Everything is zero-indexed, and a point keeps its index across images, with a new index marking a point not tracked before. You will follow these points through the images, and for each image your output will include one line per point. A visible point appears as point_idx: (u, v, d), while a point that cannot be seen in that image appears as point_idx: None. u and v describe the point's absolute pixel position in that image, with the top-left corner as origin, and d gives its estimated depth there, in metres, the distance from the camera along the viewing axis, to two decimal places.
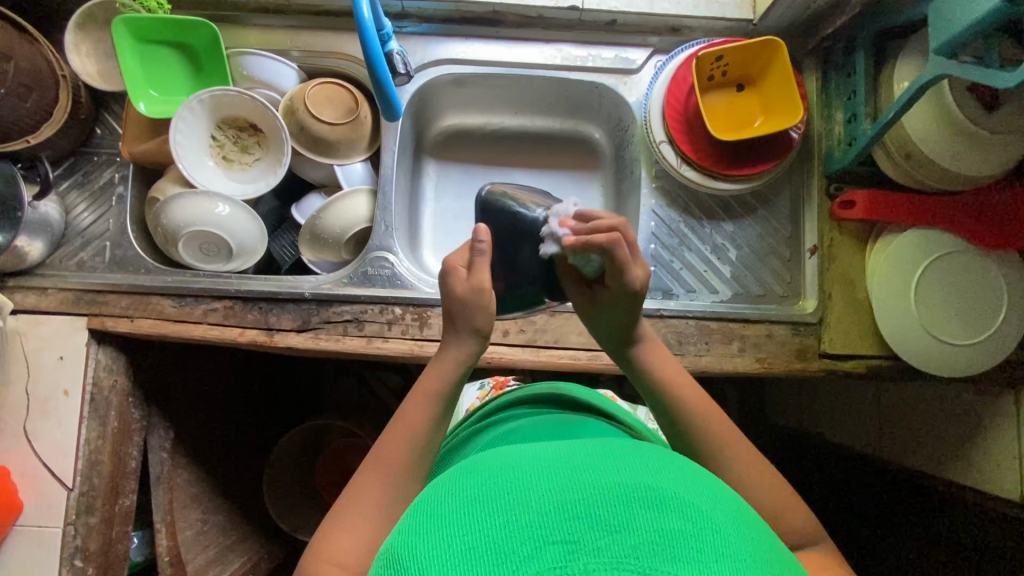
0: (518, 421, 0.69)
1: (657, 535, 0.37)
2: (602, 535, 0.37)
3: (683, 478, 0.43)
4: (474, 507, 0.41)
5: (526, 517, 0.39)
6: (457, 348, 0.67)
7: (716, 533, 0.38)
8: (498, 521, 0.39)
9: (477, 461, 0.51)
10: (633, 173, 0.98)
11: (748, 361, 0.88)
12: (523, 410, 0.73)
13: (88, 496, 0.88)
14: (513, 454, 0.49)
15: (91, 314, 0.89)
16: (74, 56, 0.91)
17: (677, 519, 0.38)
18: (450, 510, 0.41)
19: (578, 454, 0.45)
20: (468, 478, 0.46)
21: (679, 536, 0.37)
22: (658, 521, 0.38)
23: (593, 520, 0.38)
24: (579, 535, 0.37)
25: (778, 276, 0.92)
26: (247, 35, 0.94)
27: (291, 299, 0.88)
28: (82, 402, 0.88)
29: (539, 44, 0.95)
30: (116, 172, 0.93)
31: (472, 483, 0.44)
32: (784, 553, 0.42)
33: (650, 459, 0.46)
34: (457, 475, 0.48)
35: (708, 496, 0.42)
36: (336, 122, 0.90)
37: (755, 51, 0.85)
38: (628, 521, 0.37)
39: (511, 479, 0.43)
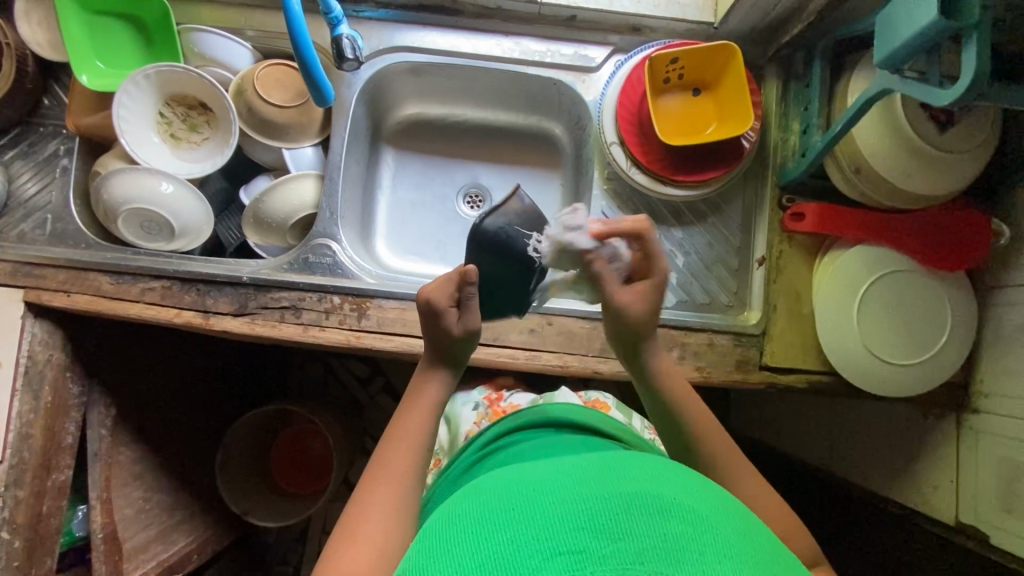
0: (518, 445, 0.71)
1: (659, 540, 0.40)
2: (607, 543, 0.39)
3: (676, 483, 0.46)
4: (482, 526, 0.43)
5: (535, 528, 0.41)
6: (432, 382, 0.69)
7: (714, 536, 0.41)
8: (506, 536, 0.41)
9: (481, 480, 0.53)
10: (588, 173, 0.96)
11: (688, 370, 0.87)
12: (516, 437, 0.74)
13: (17, 469, 0.87)
14: (513, 473, 0.51)
15: (28, 287, 0.88)
16: (23, 24, 0.89)
17: (676, 526, 0.41)
18: (463, 530, 0.43)
19: (578, 467, 0.48)
20: (475, 498, 0.48)
21: (681, 543, 0.40)
22: (658, 528, 0.41)
23: (598, 529, 0.40)
24: (586, 545, 0.39)
25: (724, 285, 0.91)
26: (200, 11, 0.93)
27: (229, 282, 0.87)
28: (15, 374, 0.87)
29: (498, 36, 0.93)
30: (62, 144, 0.92)
31: (480, 502, 0.46)
32: (776, 543, 0.46)
33: (646, 468, 0.48)
34: (462, 496, 0.49)
35: (703, 500, 0.45)
36: (284, 105, 0.89)
37: (711, 55, 0.83)
38: (632, 530, 0.40)
39: (513, 496, 0.45)
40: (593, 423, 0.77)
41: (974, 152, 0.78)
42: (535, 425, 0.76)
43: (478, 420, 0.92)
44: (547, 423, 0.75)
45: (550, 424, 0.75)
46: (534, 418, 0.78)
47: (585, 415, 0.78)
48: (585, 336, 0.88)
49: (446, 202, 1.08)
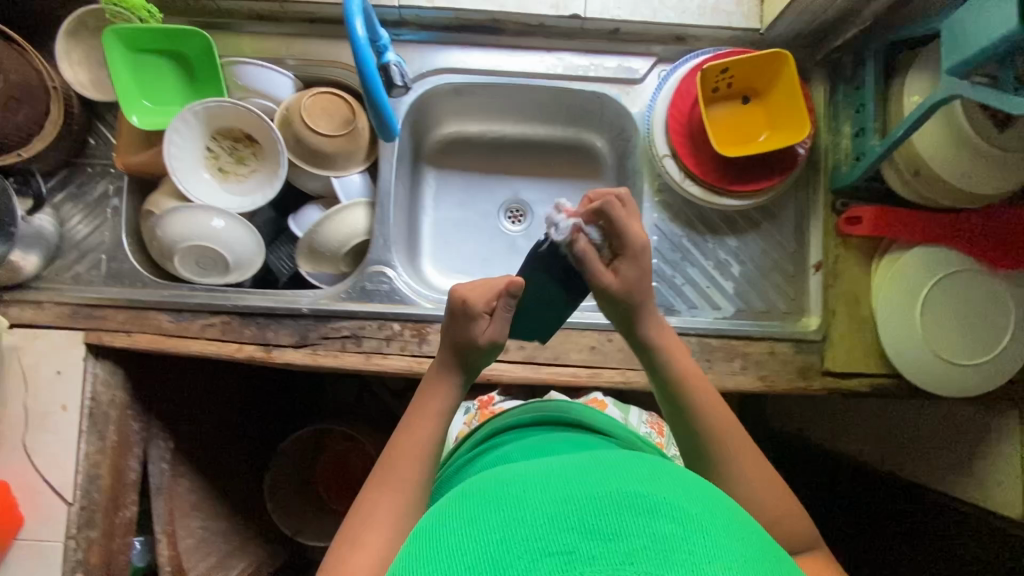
0: (508, 445, 0.67)
1: (649, 540, 0.37)
2: (597, 543, 0.37)
3: (673, 482, 0.44)
4: (470, 527, 0.41)
5: (522, 532, 0.39)
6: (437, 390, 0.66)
7: (711, 538, 0.38)
8: (495, 538, 0.39)
9: (479, 478, 0.52)
10: (635, 185, 0.96)
11: (750, 379, 0.87)
12: (515, 434, 0.71)
13: (88, 510, 0.88)
14: (509, 472, 0.49)
15: (88, 329, 0.88)
16: (65, 65, 0.88)
17: (670, 526, 0.38)
18: (452, 531, 0.42)
19: (573, 467, 0.46)
20: (468, 497, 0.47)
21: (676, 542, 0.37)
22: (648, 527, 0.38)
23: (590, 530, 0.38)
24: (575, 545, 0.37)
25: (781, 292, 0.91)
26: (242, 43, 0.92)
27: (289, 315, 0.87)
28: (80, 417, 0.87)
29: (539, 52, 0.92)
30: (111, 183, 0.92)
31: (472, 502, 0.45)
32: (782, 550, 0.42)
33: (646, 468, 0.46)
34: (456, 496, 0.48)
35: (700, 501, 0.42)
36: (332, 134, 0.88)
37: (763, 63, 0.82)
38: (623, 529, 0.38)
39: (505, 497, 0.44)
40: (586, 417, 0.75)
41: None
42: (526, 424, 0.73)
43: (467, 421, 0.93)
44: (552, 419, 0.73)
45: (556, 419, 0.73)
46: (529, 414, 0.75)
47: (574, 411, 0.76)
48: None
49: (489, 219, 1.07)
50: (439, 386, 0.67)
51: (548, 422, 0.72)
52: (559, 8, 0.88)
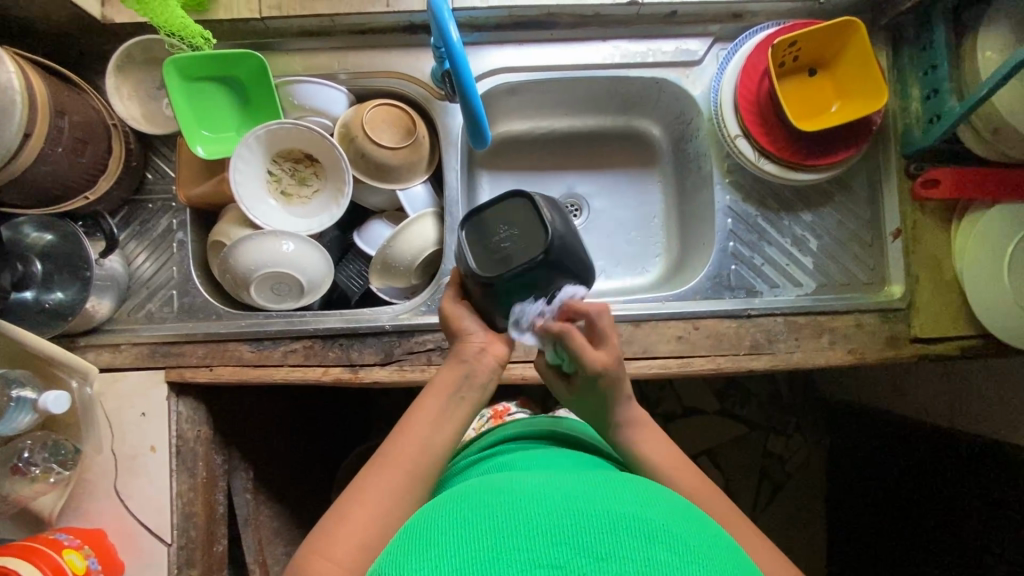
0: (510, 455, 0.63)
1: (644, 564, 0.37)
2: (591, 562, 0.37)
3: (672, 511, 0.43)
4: (461, 526, 0.40)
5: (512, 535, 0.39)
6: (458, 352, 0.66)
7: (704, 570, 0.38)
8: (485, 541, 0.38)
9: (469, 484, 0.50)
10: (701, 168, 0.95)
11: (841, 354, 0.87)
12: (517, 444, 0.67)
13: (186, 549, 0.87)
14: (502, 480, 0.48)
15: (168, 367, 0.87)
16: (117, 101, 0.86)
17: (666, 553, 0.38)
18: (439, 530, 0.41)
19: (570, 482, 0.45)
20: (462, 499, 0.45)
21: (668, 566, 0.37)
22: (643, 552, 0.37)
23: (586, 548, 0.37)
24: (566, 562, 0.37)
25: (861, 263, 0.90)
26: (293, 62, 0.90)
27: (371, 333, 0.86)
28: (169, 456, 0.86)
29: (596, 43, 0.91)
30: (174, 218, 0.90)
31: (466, 504, 0.44)
32: None
33: (638, 491, 0.45)
34: (446, 499, 0.47)
35: (693, 531, 0.42)
36: (397, 146, 0.87)
37: (832, 32, 0.81)
38: (617, 550, 0.37)
39: (497, 500, 0.43)
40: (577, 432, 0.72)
41: None
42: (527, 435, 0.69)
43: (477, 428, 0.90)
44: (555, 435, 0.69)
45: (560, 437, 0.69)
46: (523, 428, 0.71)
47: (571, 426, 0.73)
48: (732, 335, 0.87)
49: None
50: (456, 367, 0.65)
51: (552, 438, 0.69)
52: None
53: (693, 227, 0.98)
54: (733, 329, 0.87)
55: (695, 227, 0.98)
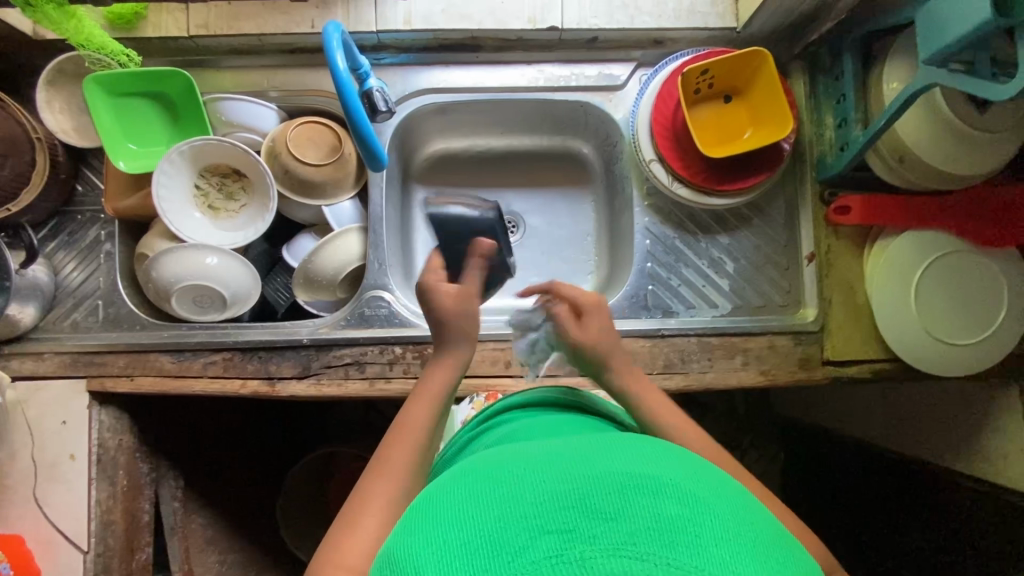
0: (507, 427, 0.63)
1: (653, 520, 0.37)
2: (599, 523, 0.37)
3: (680, 465, 0.44)
4: (470, 504, 0.41)
5: (517, 507, 0.39)
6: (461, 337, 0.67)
7: (716, 521, 0.38)
8: (492, 515, 0.39)
9: (479, 456, 0.51)
10: (624, 190, 0.97)
11: (753, 375, 0.88)
12: (517, 412, 0.68)
13: (104, 556, 0.88)
14: (508, 450, 0.48)
15: (90, 376, 0.88)
16: (48, 114, 0.88)
17: (674, 506, 0.38)
18: (449, 507, 0.42)
19: (579, 447, 0.45)
20: (469, 475, 0.46)
21: (680, 522, 0.37)
22: (652, 508, 0.38)
23: (592, 510, 0.38)
24: (575, 523, 0.37)
25: (776, 285, 0.92)
26: (224, 79, 0.92)
27: (290, 346, 0.88)
28: (89, 465, 0.87)
29: (520, 66, 0.93)
30: (102, 229, 0.91)
31: (472, 480, 0.44)
32: (792, 539, 0.42)
33: (648, 448, 0.46)
34: (453, 471, 0.48)
35: (703, 484, 0.42)
36: (320, 163, 0.88)
37: (743, 61, 0.83)
38: (625, 508, 0.38)
39: (501, 476, 0.43)
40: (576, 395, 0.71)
41: (1018, 125, 0.76)
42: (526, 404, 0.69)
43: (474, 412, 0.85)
44: (560, 401, 0.69)
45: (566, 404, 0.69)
46: (521, 397, 0.71)
47: (572, 392, 0.72)
48: (647, 355, 0.88)
49: None
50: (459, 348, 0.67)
51: (557, 403, 0.68)
52: (536, 22, 0.88)
53: (620, 246, 1.00)
54: (647, 349, 0.88)
55: (622, 247, 1.00)
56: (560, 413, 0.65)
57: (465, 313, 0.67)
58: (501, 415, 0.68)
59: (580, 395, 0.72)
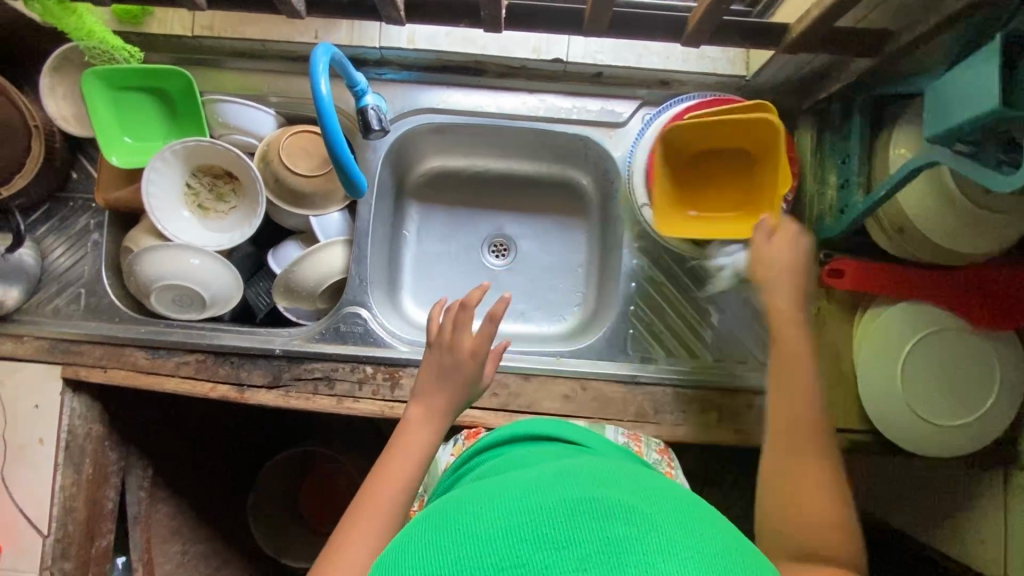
0: (479, 470, 0.61)
1: (601, 543, 0.36)
2: (551, 553, 0.36)
3: (635, 486, 0.42)
4: (427, 548, 0.40)
5: (471, 544, 0.38)
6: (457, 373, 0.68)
7: (675, 538, 0.36)
8: (446, 556, 0.38)
9: (446, 498, 0.49)
10: (616, 229, 0.95)
11: (727, 433, 0.85)
12: (490, 453, 0.66)
13: (63, 541, 0.89)
14: (469, 493, 0.47)
15: (65, 363, 0.89)
16: (49, 99, 0.88)
17: (624, 525, 0.37)
18: (408, 553, 0.40)
19: (536, 481, 0.44)
20: (429, 519, 0.45)
21: (634, 540, 0.36)
22: (601, 530, 0.36)
23: (542, 540, 0.37)
24: (526, 557, 0.36)
25: (762, 342, 0.89)
26: (225, 80, 0.92)
27: (262, 355, 0.87)
28: (57, 450, 0.88)
29: (522, 94, 0.91)
30: (92, 218, 0.92)
31: (431, 523, 0.43)
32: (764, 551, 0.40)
33: (610, 475, 0.44)
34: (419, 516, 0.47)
35: (662, 502, 0.40)
36: (311, 175, 0.88)
37: (748, 111, 0.81)
38: (573, 535, 0.36)
39: (455, 516, 0.43)
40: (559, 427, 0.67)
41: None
42: (502, 442, 0.66)
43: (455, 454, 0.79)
44: (537, 433, 0.66)
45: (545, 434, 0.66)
46: (499, 434, 0.68)
47: (552, 425, 0.68)
48: (620, 401, 0.86)
49: (471, 254, 1.07)
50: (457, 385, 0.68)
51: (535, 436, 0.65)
52: (541, 53, 0.88)
53: (607, 283, 0.99)
54: (621, 395, 0.86)
55: (609, 285, 0.98)
56: (531, 445, 0.63)
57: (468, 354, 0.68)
58: (478, 458, 0.66)
59: (563, 428, 0.67)
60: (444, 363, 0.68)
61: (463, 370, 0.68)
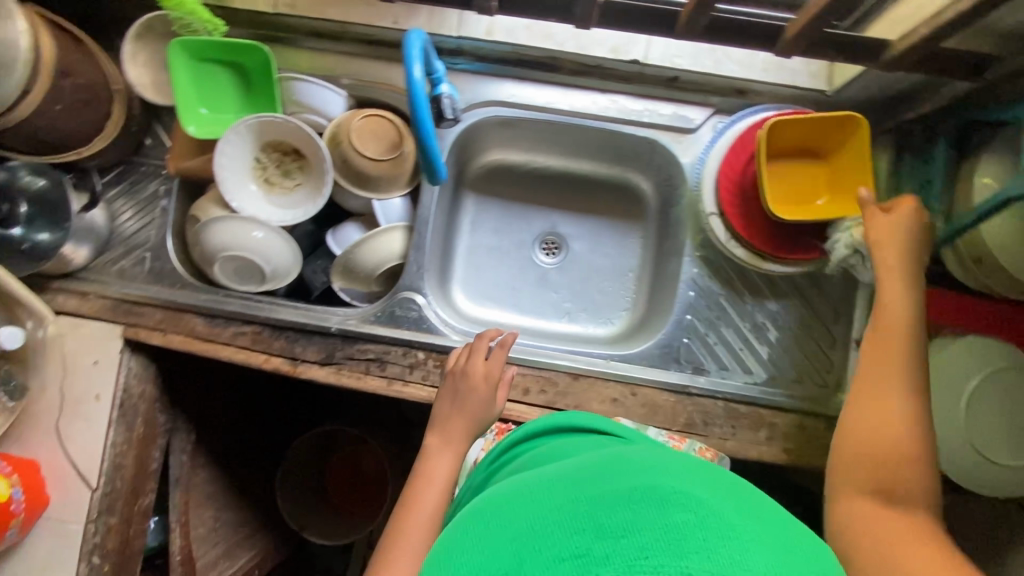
0: (513, 467, 0.61)
1: (660, 531, 0.35)
2: (610, 542, 0.35)
3: (688, 478, 0.42)
4: (487, 554, 0.41)
5: (531, 543, 0.39)
6: (470, 399, 0.75)
7: (732, 523, 0.36)
8: (508, 558, 0.39)
9: (491, 498, 0.49)
10: (677, 236, 0.94)
11: (776, 453, 0.83)
12: (520, 449, 0.65)
13: (110, 496, 0.91)
14: (517, 489, 0.48)
15: (126, 323, 0.91)
16: (129, 65, 0.89)
17: (682, 514, 0.36)
18: (470, 561, 0.41)
19: (586, 478, 0.44)
20: (481, 523, 0.45)
21: (692, 530, 0.35)
22: (660, 520, 0.36)
23: (602, 531, 0.36)
24: (587, 548, 0.36)
25: (819, 363, 0.87)
26: (301, 59, 0.93)
27: (318, 331, 0.89)
28: (111, 407, 0.90)
29: (594, 93, 0.91)
30: (162, 184, 0.94)
31: (485, 528, 0.44)
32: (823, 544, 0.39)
33: (658, 468, 0.44)
34: (467, 520, 0.47)
35: (715, 496, 0.40)
36: (378, 158, 0.88)
37: (831, 125, 0.79)
38: (632, 524, 0.36)
39: (508, 518, 0.43)
40: (583, 420, 0.66)
41: None
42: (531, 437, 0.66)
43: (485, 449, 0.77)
44: (556, 430, 0.65)
45: (565, 430, 0.65)
46: (526, 430, 0.68)
47: (579, 417, 0.67)
48: (669, 410, 0.85)
49: (523, 250, 1.07)
50: (471, 410, 0.75)
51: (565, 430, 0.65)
52: (619, 53, 0.89)
53: (661, 290, 0.98)
54: (671, 403, 0.85)
55: (663, 292, 0.97)
56: (566, 438, 0.62)
57: (481, 377, 0.77)
58: (508, 456, 0.65)
59: (592, 421, 0.66)
60: (458, 389, 0.76)
61: (477, 394, 0.76)
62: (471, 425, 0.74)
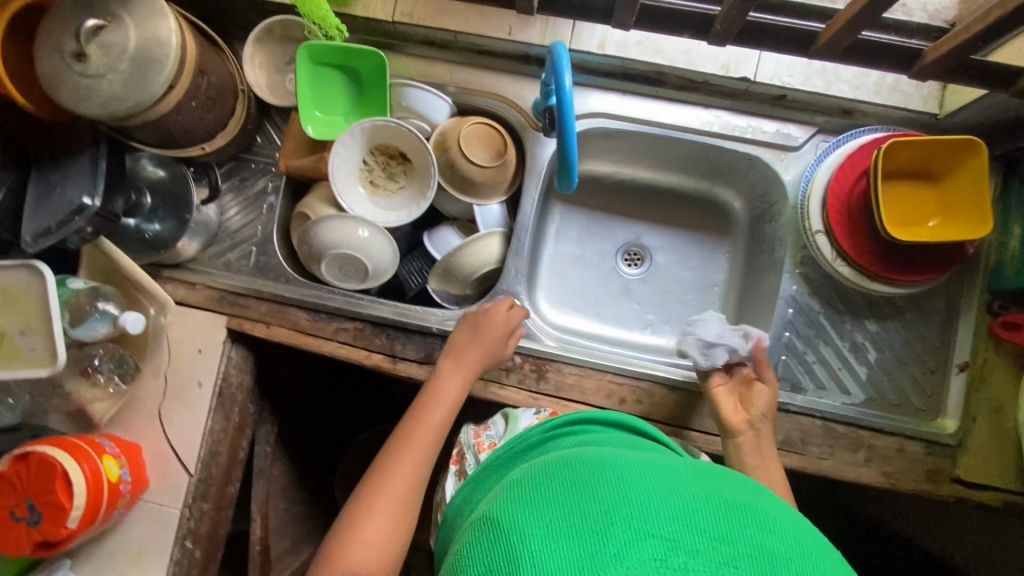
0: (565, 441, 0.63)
1: (754, 551, 0.40)
2: (707, 540, 0.40)
3: (769, 504, 0.46)
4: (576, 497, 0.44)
5: (629, 507, 0.42)
6: (483, 339, 0.84)
7: (808, 552, 0.41)
8: (601, 507, 0.43)
9: (568, 454, 0.53)
10: (773, 252, 0.95)
11: (874, 474, 0.83)
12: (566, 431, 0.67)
13: (205, 483, 0.93)
14: (602, 455, 0.51)
15: (231, 314, 0.94)
16: (249, 66, 0.93)
17: (775, 541, 0.41)
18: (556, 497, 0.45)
19: (679, 472, 0.48)
20: (568, 470, 0.49)
21: (777, 553, 0.40)
22: (754, 541, 0.41)
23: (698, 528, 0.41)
24: (681, 536, 0.40)
25: (918, 387, 0.87)
26: (411, 66, 0.96)
27: (418, 331, 0.91)
28: (212, 395, 0.93)
29: (698, 108, 0.92)
30: (270, 181, 0.98)
31: (575, 476, 0.47)
32: None
33: (743, 487, 0.48)
34: (546, 466, 0.51)
35: (791, 526, 0.44)
36: (485, 165, 0.91)
37: (949, 150, 0.79)
38: (731, 535, 0.41)
39: (599, 474, 0.47)
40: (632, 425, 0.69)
41: None
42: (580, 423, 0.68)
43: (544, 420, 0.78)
44: (581, 416, 0.68)
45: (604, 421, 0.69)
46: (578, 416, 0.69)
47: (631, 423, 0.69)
48: None
49: (606, 260, 1.08)
50: (483, 349, 0.83)
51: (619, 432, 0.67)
52: (728, 70, 0.89)
53: (750, 307, 0.98)
54: None
55: (753, 308, 0.97)
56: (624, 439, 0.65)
57: (496, 326, 0.85)
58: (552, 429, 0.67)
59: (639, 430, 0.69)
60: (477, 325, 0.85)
61: (489, 337, 0.84)
62: (481, 362, 0.83)
